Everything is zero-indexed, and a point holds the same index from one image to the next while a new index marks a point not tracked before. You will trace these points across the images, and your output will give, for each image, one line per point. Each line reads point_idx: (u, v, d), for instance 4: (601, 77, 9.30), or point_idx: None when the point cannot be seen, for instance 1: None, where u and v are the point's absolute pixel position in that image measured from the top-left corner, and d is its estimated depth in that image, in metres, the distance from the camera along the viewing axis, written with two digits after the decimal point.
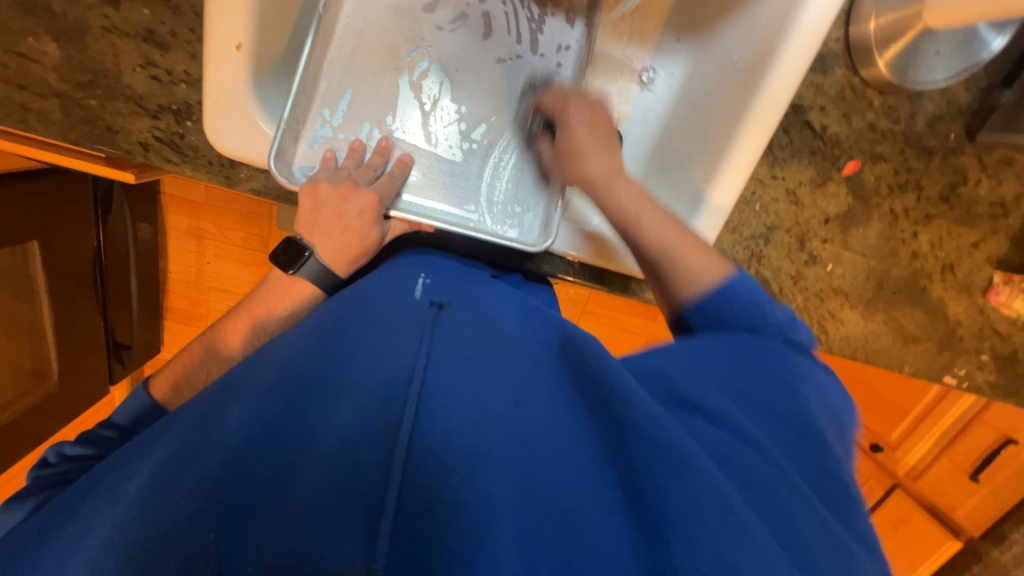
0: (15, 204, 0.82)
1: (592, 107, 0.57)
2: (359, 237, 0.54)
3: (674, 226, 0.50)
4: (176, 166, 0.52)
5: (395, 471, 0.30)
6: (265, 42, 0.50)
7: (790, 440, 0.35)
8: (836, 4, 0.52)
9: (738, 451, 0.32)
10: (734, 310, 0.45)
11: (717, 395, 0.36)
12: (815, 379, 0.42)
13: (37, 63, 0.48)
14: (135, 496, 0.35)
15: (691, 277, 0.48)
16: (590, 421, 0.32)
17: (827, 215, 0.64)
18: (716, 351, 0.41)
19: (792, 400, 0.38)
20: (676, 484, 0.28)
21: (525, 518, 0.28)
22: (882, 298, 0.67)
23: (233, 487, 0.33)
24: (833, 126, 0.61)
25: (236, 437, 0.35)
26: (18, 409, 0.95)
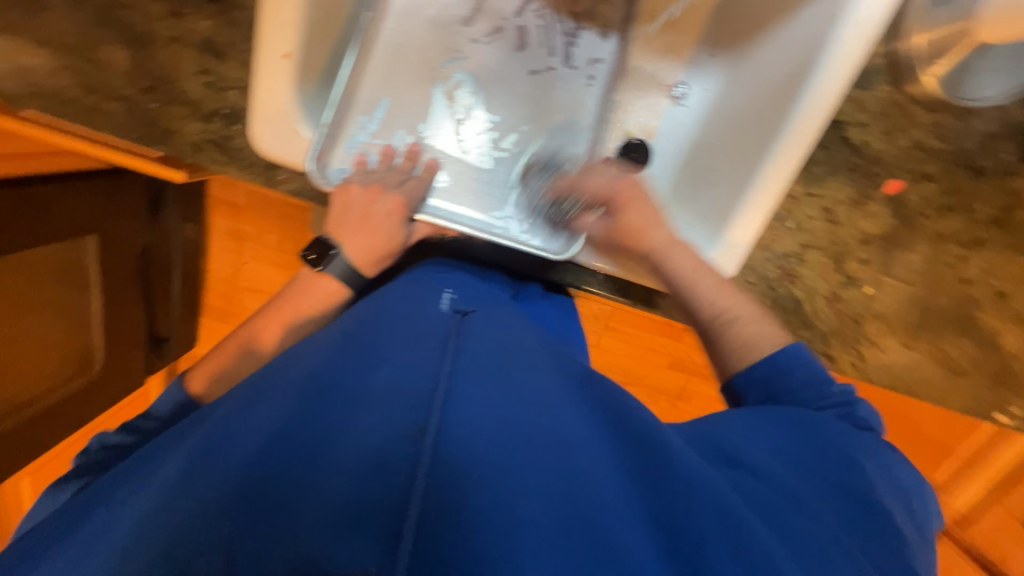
0: (79, 200, 0.88)
1: (642, 194, 0.56)
2: (384, 238, 0.56)
3: (728, 291, 0.51)
4: (222, 166, 0.55)
5: (419, 473, 0.30)
6: (310, 50, 0.53)
7: (839, 505, 0.36)
8: (882, 17, 0.50)
9: (780, 506, 0.34)
10: (790, 379, 0.46)
11: (762, 456, 0.37)
12: (878, 455, 0.41)
13: (108, 69, 0.52)
14: (166, 485, 0.36)
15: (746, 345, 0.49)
16: (626, 455, 0.34)
17: (866, 235, 0.61)
18: (770, 416, 0.42)
19: (841, 466, 0.38)
20: (701, 509, 0.31)
21: (559, 533, 0.28)
22: (927, 326, 0.63)
23: (251, 489, 0.32)
24: (875, 142, 0.59)
25: (259, 435, 0.35)
26: (61, 394, 0.99)
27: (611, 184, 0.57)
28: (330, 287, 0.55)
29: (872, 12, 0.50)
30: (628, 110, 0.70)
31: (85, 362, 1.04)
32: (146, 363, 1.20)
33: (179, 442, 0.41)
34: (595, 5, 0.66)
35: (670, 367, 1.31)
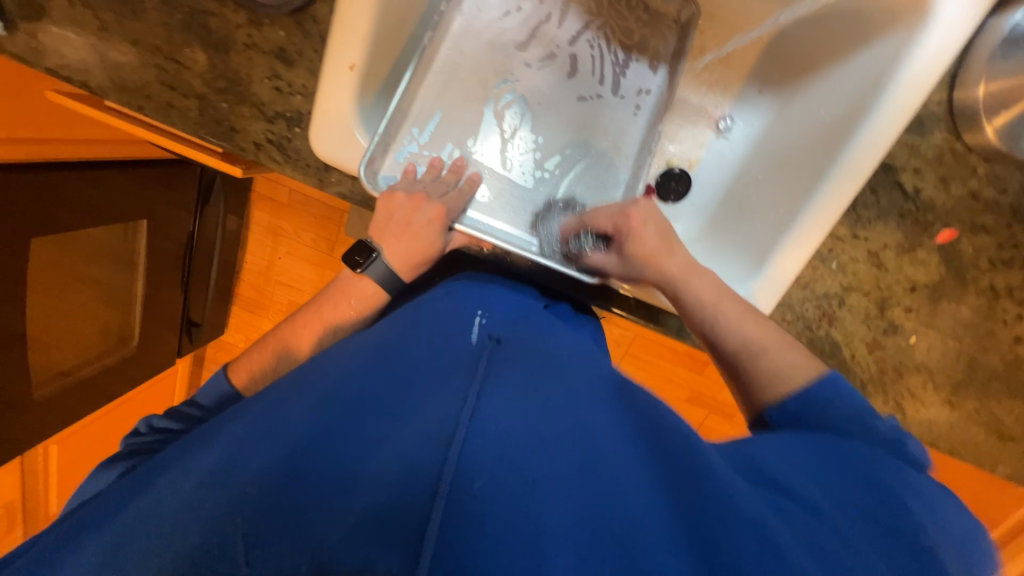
0: (137, 187, 0.94)
1: (653, 215, 0.57)
2: (424, 245, 0.57)
3: (754, 319, 0.52)
4: (279, 165, 0.58)
5: (442, 487, 0.30)
6: (374, 64, 0.56)
7: (893, 552, 0.33)
8: (942, 66, 0.50)
9: (825, 541, 0.32)
10: (830, 409, 0.45)
11: (810, 487, 0.36)
12: (940, 505, 0.38)
13: (188, 69, 0.56)
14: (205, 473, 0.38)
15: (778, 374, 0.49)
16: (654, 470, 0.34)
17: (913, 283, 0.59)
18: (814, 444, 0.41)
19: (892, 509, 0.36)
20: (742, 533, 0.31)
21: (585, 546, 0.29)
22: (974, 383, 0.61)
23: (294, 479, 0.34)
24: (928, 190, 0.57)
25: (300, 432, 0.37)
26: (94, 367, 1.02)
27: (619, 213, 0.57)
28: (368, 289, 0.57)
29: (931, 60, 0.50)
30: (671, 138, 0.71)
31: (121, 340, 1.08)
32: (177, 345, 1.26)
33: (215, 437, 0.43)
34: (647, 37, 0.68)
35: (688, 400, 1.27)
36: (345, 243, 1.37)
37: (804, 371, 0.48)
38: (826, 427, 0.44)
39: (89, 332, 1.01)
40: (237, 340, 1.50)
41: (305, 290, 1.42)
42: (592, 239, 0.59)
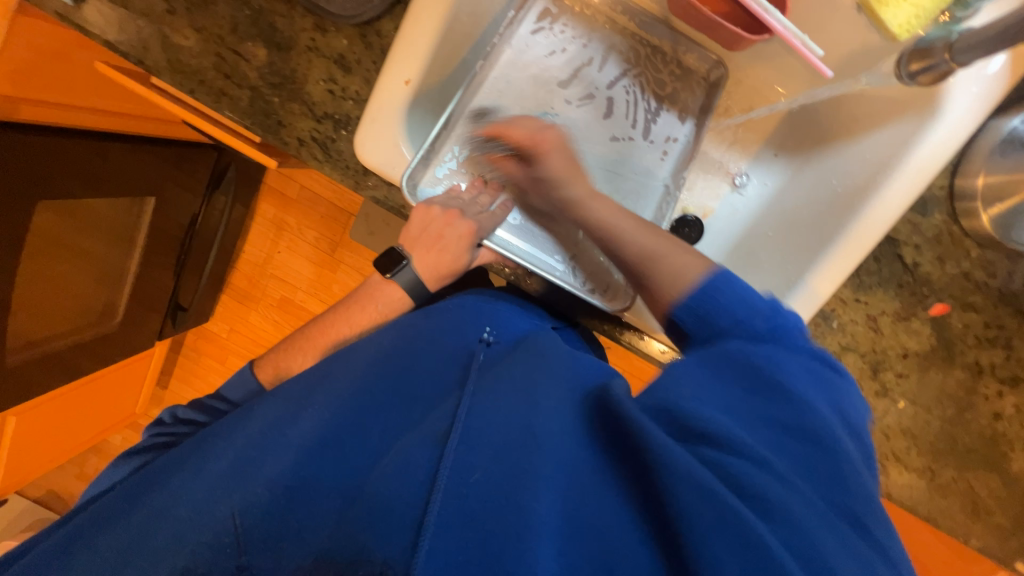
0: (152, 164, 0.93)
1: (563, 142, 0.60)
2: (450, 259, 0.61)
3: (647, 230, 0.54)
4: (319, 163, 0.60)
5: (438, 484, 0.33)
6: (427, 82, 0.59)
7: (801, 458, 0.35)
8: (946, 156, 0.55)
9: (748, 468, 0.32)
10: (720, 308, 0.44)
11: (713, 414, 0.35)
12: (818, 375, 0.40)
13: (246, 62, 0.58)
14: (218, 477, 0.44)
15: (673, 276, 0.48)
16: (597, 449, 0.36)
17: (906, 350, 0.63)
18: (717, 358, 0.40)
19: (791, 410, 0.37)
20: (682, 486, 0.30)
21: (563, 537, 0.31)
22: (955, 453, 0.64)
23: (304, 485, 0.41)
24: (925, 265, 0.62)
25: (309, 440, 0.44)
26: (69, 342, 0.96)
27: (530, 131, 0.60)
28: (394, 294, 0.62)
29: (937, 151, 0.55)
30: (690, 188, 0.75)
31: (103, 317, 1.03)
32: (159, 327, 1.23)
33: (227, 435, 0.48)
34: (678, 91, 0.72)
35: None
36: (348, 244, 1.38)
37: (693, 271, 0.48)
38: (722, 320, 0.43)
39: (73, 306, 0.95)
40: (220, 329, 1.47)
41: (300, 287, 1.41)
42: (507, 151, 0.64)
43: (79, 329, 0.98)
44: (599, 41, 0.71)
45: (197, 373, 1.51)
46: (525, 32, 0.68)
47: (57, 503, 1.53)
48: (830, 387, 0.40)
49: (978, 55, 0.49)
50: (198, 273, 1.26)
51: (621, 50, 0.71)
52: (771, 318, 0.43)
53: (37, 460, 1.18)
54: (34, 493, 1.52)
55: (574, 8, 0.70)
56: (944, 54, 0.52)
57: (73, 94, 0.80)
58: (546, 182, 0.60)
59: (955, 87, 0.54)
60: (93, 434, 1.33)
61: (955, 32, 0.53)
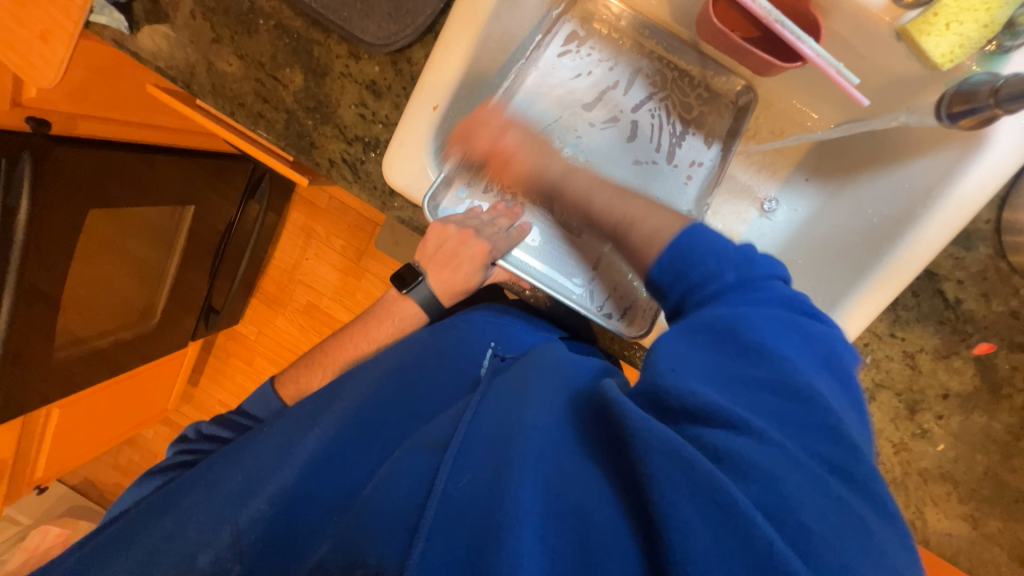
0: (193, 174, 0.98)
1: (522, 142, 0.62)
2: (464, 277, 0.63)
3: (621, 200, 0.56)
4: (347, 183, 0.62)
5: (435, 493, 0.36)
6: (454, 107, 0.60)
7: (786, 416, 0.35)
8: (992, 188, 0.52)
9: (727, 441, 0.32)
10: (697, 261, 0.45)
11: (696, 384, 0.35)
12: (794, 325, 0.40)
13: (284, 87, 0.61)
14: (229, 492, 0.46)
15: (648, 241, 0.50)
16: (580, 445, 0.37)
17: (947, 390, 0.59)
18: (693, 333, 0.40)
19: (779, 369, 0.36)
20: (664, 469, 0.31)
21: (544, 528, 0.32)
22: (1002, 501, 0.60)
23: (301, 504, 0.43)
24: (969, 302, 0.59)
25: (318, 453, 0.46)
26: (112, 340, 1.01)
27: (489, 142, 0.62)
28: (410, 309, 0.66)
29: (983, 180, 0.52)
30: (717, 212, 0.73)
31: (143, 315, 1.08)
32: (193, 328, 1.27)
33: (236, 455, 0.50)
34: (705, 114, 0.71)
35: None
36: (372, 253, 1.41)
37: (668, 228, 0.50)
38: (695, 276, 0.45)
39: (117, 306, 1.00)
40: (248, 331, 1.52)
41: (326, 293, 1.45)
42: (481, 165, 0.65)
43: (121, 329, 1.03)
44: (626, 65, 0.71)
45: (224, 372, 1.57)
46: (552, 55, 0.69)
47: (92, 491, 1.62)
48: (801, 330, 0.40)
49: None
50: (231, 277, 1.30)
51: (648, 73, 0.71)
52: (740, 266, 0.44)
53: (76, 450, 1.25)
54: (72, 480, 1.61)
55: (602, 31, 0.70)
56: (988, 98, 0.50)
57: (120, 108, 0.85)
58: (528, 176, 0.63)
59: (1008, 125, 0.51)
60: (128, 428, 1.39)
61: (1001, 74, 0.51)
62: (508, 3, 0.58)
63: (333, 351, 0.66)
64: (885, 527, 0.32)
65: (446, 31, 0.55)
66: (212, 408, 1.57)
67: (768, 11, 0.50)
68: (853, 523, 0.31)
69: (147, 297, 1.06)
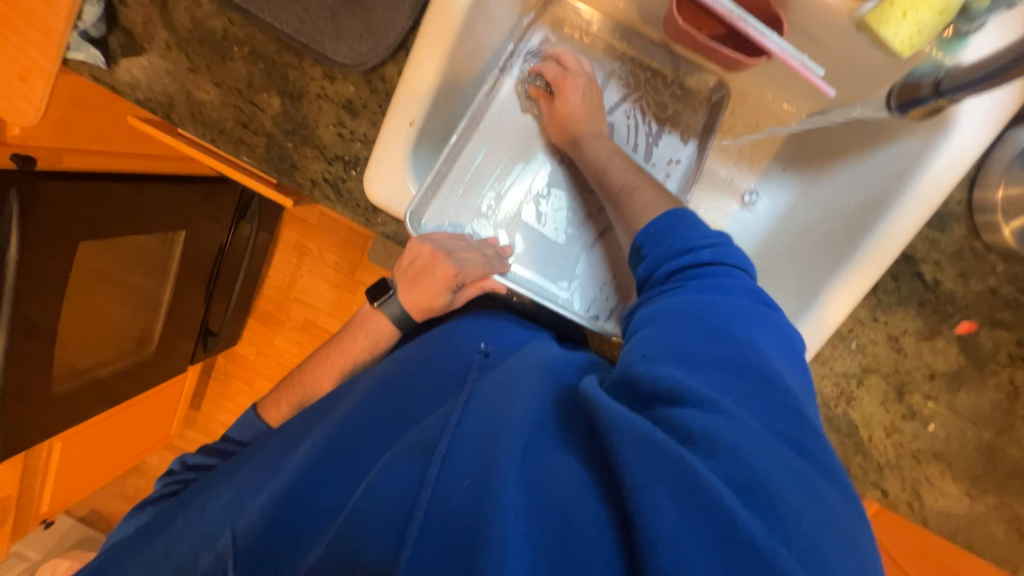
0: (181, 200, 0.98)
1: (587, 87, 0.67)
2: (430, 296, 0.63)
3: (639, 173, 0.61)
4: (331, 203, 0.63)
5: (424, 493, 0.36)
6: (431, 121, 0.61)
7: (752, 398, 0.36)
8: (959, 172, 0.53)
9: (700, 421, 0.33)
10: (687, 231, 0.47)
11: (665, 365, 0.37)
12: (760, 313, 0.42)
13: (262, 111, 0.62)
14: (219, 509, 0.46)
15: (651, 207, 0.55)
16: (562, 438, 0.39)
17: (933, 371, 0.60)
18: (667, 316, 0.41)
19: (742, 351, 0.38)
20: (637, 454, 0.32)
21: (529, 522, 0.32)
22: (995, 477, 0.60)
23: (286, 513, 0.42)
24: (948, 282, 0.59)
25: (304, 465, 0.45)
26: (111, 369, 1.02)
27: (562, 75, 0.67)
28: (381, 323, 0.66)
29: (951, 165, 0.53)
30: (699, 208, 0.74)
31: (141, 342, 1.08)
32: (191, 351, 1.27)
33: (226, 477, 0.51)
34: (680, 112, 0.72)
35: None
36: (366, 266, 1.41)
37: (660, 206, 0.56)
38: (678, 244, 0.46)
39: (114, 335, 1.00)
40: (247, 352, 1.53)
41: (322, 309, 1.46)
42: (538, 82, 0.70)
43: (121, 357, 1.04)
44: (599, 68, 0.72)
45: (226, 394, 1.57)
46: (525, 63, 0.70)
47: (100, 521, 1.61)
48: (769, 321, 0.42)
49: (962, 94, 0.47)
50: (226, 299, 1.31)
51: (621, 75, 0.72)
52: (719, 248, 0.45)
53: (81, 482, 1.24)
54: (80, 512, 1.61)
55: (573, 36, 0.71)
56: (931, 91, 0.50)
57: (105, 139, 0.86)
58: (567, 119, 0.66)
59: (966, 109, 0.52)
60: (132, 456, 1.39)
61: (944, 65, 0.51)
62: (476, 16, 0.59)
63: (320, 368, 0.67)
64: (838, 493, 0.34)
65: (416, 47, 0.56)
66: (215, 430, 1.57)
67: (730, 9, 0.51)
68: (810, 490, 0.32)
69: (143, 323, 1.06)
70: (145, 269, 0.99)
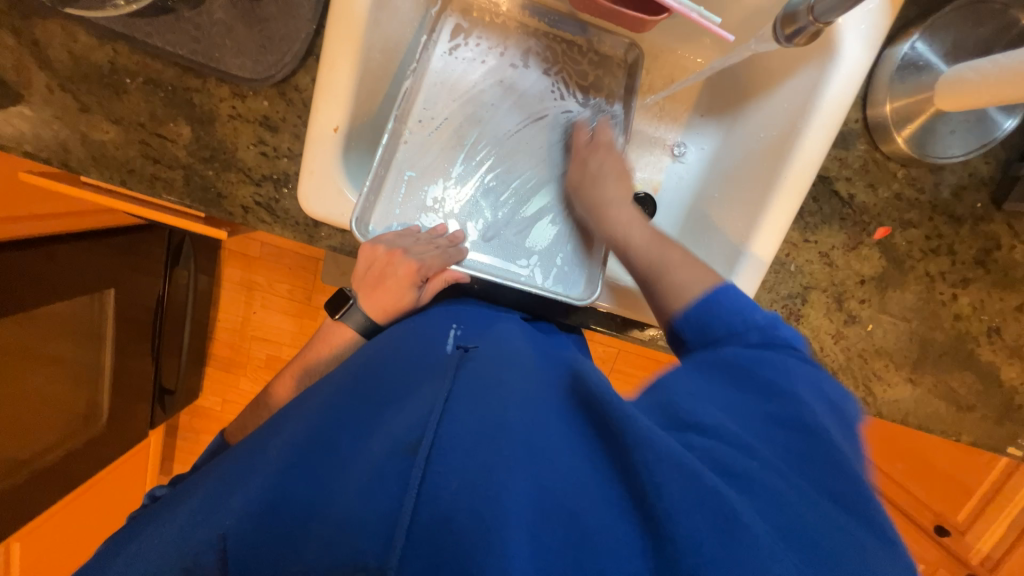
0: (103, 256, 0.90)
1: (610, 152, 0.67)
2: (396, 297, 0.61)
3: (668, 246, 0.57)
4: (268, 225, 0.60)
5: (413, 490, 0.33)
6: (354, 124, 0.59)
7: (790, 445, 0.38)
8: (851, 94, 0.59)
9: (738, 454, 0.35)
10: (718, 309, 0.49)
11: (710, 407, 0.39)
12: (803, 377, 0.44)
13: (172, 142, 0.58)
14: (185, 519, 0.44)
15: (677, 293, 0.52)
16: (583, 433, 0.37)
17: (862, 276, 0.66)
18: (711, 371, 0.44)
19: (784, 404, 0.41)
20: (672, 480, 0.32)
21: (538, 524, 0.32)
22: (930, 359, 0.68)
23: (273, 515, 0.38)
24: (860, 195, 0.65)
25: (273, 476, 0.41)
26: (61, 452, 0.94)
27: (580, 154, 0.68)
28: (346, 334, 0.63)
29: (844, 87, 0.58)
30: (634, 166, 0.77)
31: (89, 417, 1.01)
32: (150, 415, 1.19)
33: (189, 491, 0.50)
34: (601, 77, 0.74)
35: None
36: (322, 288, 1.36)
37: (699, 282, 0.52)
38: (719, 329, 0.48)
39: (53, 414, 0.93)
40: (212, 403, 1.44)
41: (284, 341, 1.40)
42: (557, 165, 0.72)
43: (67, 438, 0.96)
44: (516, 47, 0.72)
45: (199, 451, 1.48)
46: (443, 52, 0.69)
47: None
48: (818, 389, 0.43)
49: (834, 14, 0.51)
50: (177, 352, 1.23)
51: (538, 51, 0.73)
52: (764, 329, 0.47)
53: None
54: None
55: (484, 19, 0.71)
56: (808, 17, 0.54)
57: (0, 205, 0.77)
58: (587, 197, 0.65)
59: (847, 33, 0.58)
60: None
61: None
62: (383, 10, 0.58)
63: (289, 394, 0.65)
64: (873, 541, 0.34)
65: (326, 51, 0.54)
66: None
67: None
68: (847, 538, 0.33)
69: (86, 395, 0.98)
70: (72, 338, 0.91)
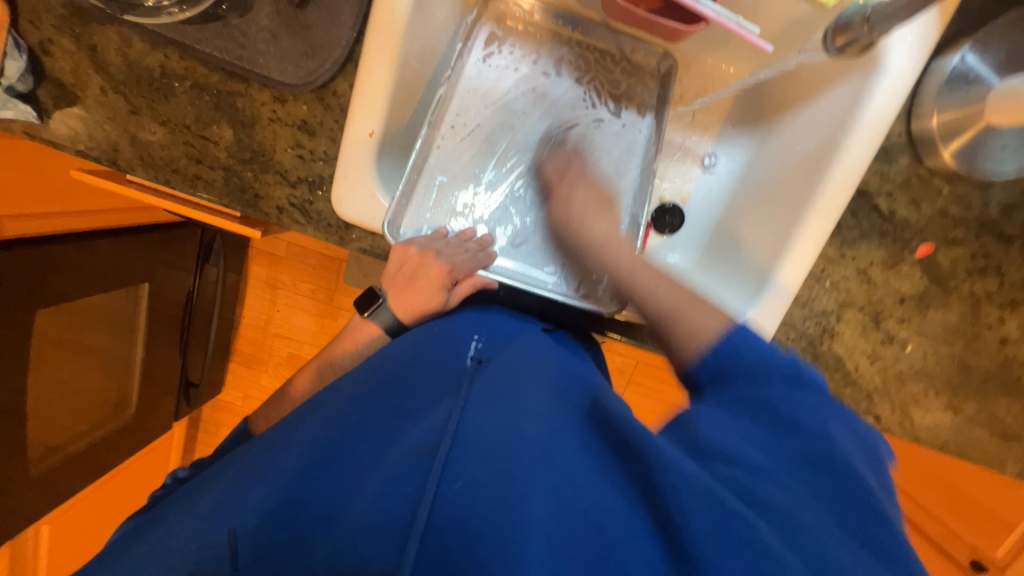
0: (140, 251, 0.94)
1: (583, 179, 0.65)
2: (424, 298, 0.62)
3: (668, 282, 0.51)
4: (301, 226, 0.61)
5: (427, 496, 0.33)
6: (389, 129, 0.60)
7: (816, 482, 0.35)
8: (894, 109, 0.57)
9: (761, 483, 0.34)
10: (742, 355, 0.42)
11: (729, 433, 0.37)
12: (830, 403, 0.40)
13: (214, 144, 0.60)
14: (207, 510, 0.42)
15: (690, 337, 0.45)
16: (601, 449, 0.37)
17: (902, 295, 0.64)
18: (734, 395, 0.40)
19: (811, 438, 0.36)
20: (694, 504, 0.31)
21: (557, 537, 0.31)
22: (973, 384, 0.64)
23: (291, 508, 0.39)
24: (902, 211, 0.63)
25: (293, 470, 0.41)
26: (90, 441, 0.97)
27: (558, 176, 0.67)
28: (372, 333, 0.64)
29: (886, 102, 0.57)
30: (663, 177, 0.76)
31: (118, 407, 1.04)
32: (174, 407, 1.22)
33: (206, 484, 0.48)
34: (632, 86, 0.74)
35: None
36: (343, 290, 1.39)
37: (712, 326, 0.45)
38: (747, 366, 0.41)
39: (85, 404, 0.96)
40: (233, 398, 1.47)
41: (304, 339, 1.42)
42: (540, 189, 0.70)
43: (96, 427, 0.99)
44: (549, 55, 0.73)
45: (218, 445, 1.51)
46: (476, 60, 0.70)
47: None
48: (849, 422, 0.40)
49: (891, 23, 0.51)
50: (203, 347, 1.26)
51: (570, 59, 0.73)
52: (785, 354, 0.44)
53: None
54: None
55: (518, 28, 0.72)
56: (863, 27, 0.54)
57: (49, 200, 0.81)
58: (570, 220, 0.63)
59: (894, 45, 0.56)
60: None
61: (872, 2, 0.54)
62: (420, 19, 0.59)
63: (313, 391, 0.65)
64: None
65: (364, 58, 0.55)
66: None
67: None
68: None
69: (118, 386, 1.01)
70: (106, 331, 0.94)
